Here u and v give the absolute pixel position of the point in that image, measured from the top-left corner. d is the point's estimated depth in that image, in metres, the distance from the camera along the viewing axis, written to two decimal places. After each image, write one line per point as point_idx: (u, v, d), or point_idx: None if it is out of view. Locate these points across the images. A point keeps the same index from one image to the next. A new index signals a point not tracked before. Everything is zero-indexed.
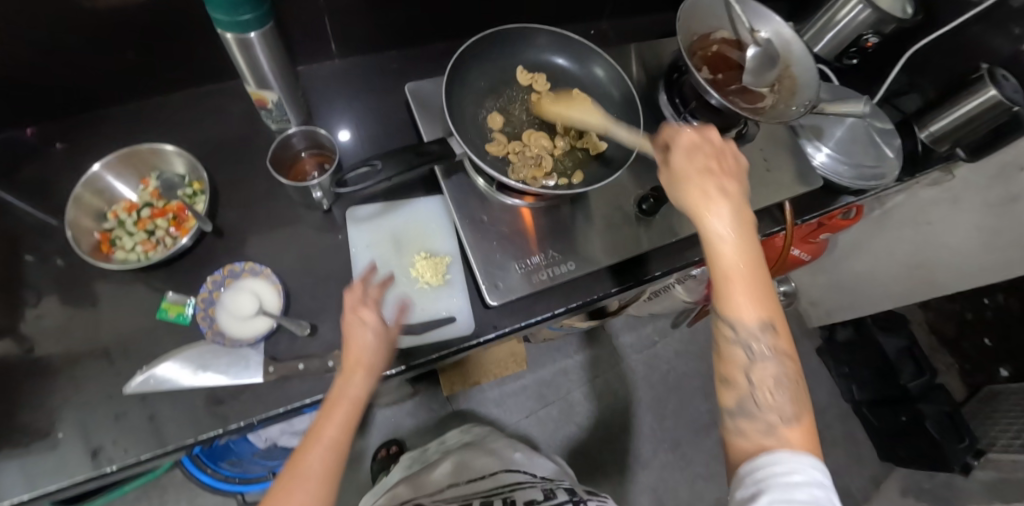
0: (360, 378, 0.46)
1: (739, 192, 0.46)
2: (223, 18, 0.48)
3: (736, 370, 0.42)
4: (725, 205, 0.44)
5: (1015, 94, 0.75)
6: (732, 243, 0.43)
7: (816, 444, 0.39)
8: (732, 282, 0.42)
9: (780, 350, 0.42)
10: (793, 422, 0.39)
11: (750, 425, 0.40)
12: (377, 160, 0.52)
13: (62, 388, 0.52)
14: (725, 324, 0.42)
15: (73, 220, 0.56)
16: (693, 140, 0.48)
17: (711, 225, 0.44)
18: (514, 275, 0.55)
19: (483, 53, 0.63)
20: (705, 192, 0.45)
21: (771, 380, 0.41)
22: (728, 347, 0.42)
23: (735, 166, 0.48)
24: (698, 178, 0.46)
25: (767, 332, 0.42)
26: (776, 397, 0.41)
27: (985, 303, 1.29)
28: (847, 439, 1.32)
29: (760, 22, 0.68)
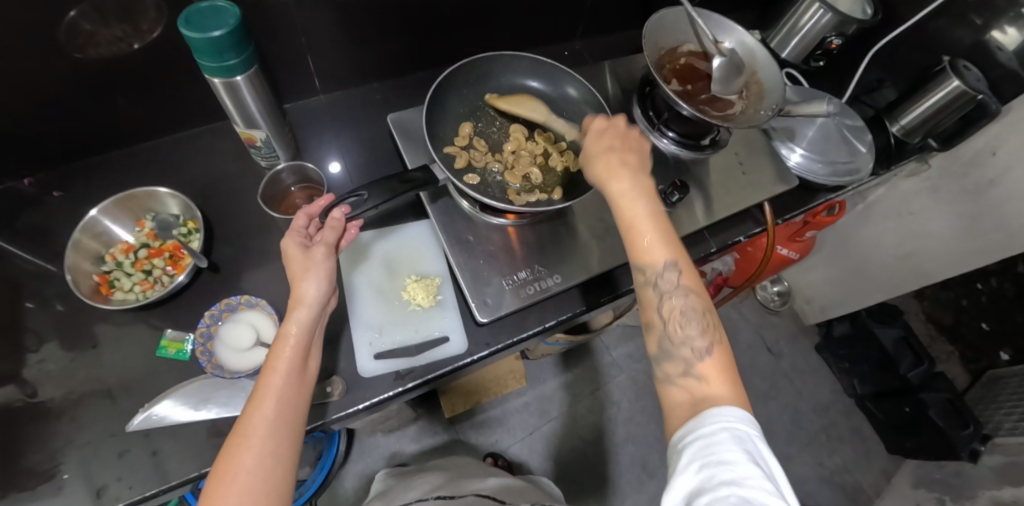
0: (292, 320, 0.46)
1: (637, 161, 0.52)
2: (211, 64, 0.50)
3: (652, 313, 0.46)
4: (625, 171, 0.50)
5: (977, 83, 0.78)
6: (630, 199, 0.49)
7: (734, 376, 0.42)
8: (638, 232, 0.47)
9: (687, 285, 0.46)
10: (705, 353, 0.43)
11: (672, 365, 0.43)
12: (362, 190, 0.53)
13: (66, 429, 0.53)
14: (637, 271, 0.47)
15: (72, 265, 0.58)
16: (598, 124, 0.55)
17: (613, 189, 0.50)
18: (501, 292, 0.57)
19: (462, 81, 0.65)
20: (607, 162, 0.51)
21: (684, 316, 0.45)
22: (641, 293, 0.47)
23: (638, 145, 0.54)
24: (600, 151, 0.52)
25: (673, 270, 0.46)
26: (687, 330, 0.44)
27: (979, 288, 1.30)
28: (854, 435, 1.32)
29: (723, 34, 0.71)
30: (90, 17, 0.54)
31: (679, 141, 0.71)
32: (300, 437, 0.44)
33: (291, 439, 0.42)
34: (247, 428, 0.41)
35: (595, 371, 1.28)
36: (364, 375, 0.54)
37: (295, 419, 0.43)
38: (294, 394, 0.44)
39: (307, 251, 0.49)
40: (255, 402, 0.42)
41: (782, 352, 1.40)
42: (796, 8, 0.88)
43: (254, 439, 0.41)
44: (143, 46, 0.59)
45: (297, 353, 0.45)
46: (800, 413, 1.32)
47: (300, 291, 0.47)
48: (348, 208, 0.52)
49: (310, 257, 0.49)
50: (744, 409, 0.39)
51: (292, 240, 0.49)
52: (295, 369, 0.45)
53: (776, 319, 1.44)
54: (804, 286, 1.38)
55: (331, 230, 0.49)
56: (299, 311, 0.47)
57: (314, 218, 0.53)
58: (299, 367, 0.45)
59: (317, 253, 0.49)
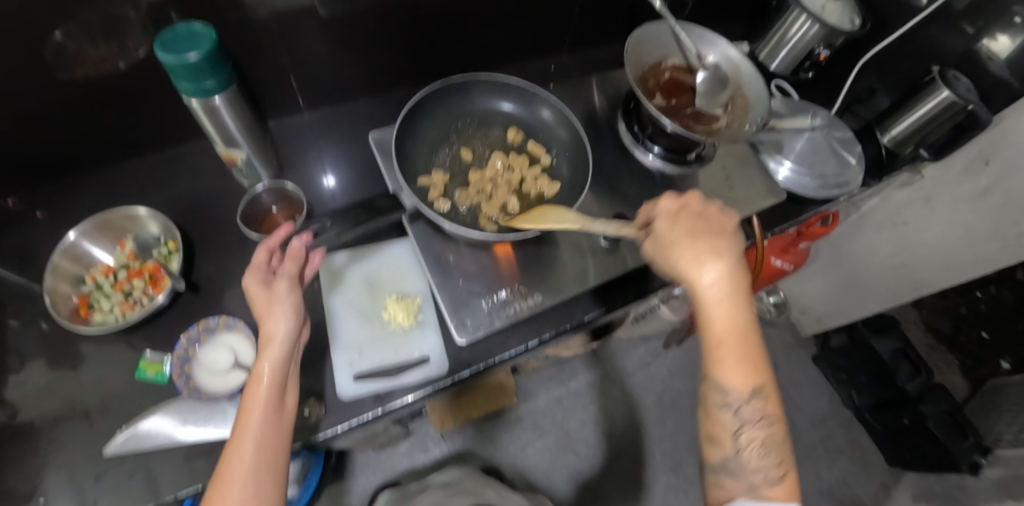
0: (264, 359, 0.46)
1: (727, 253, 0.46)
2: (188, 87, 0.50)
3: (723, 432, 0.44)
4: (720, 266, 0.45)
5: (967, 93, 0.78)
6: (725, 307, 0.44)
7: (799, 498, 0.42)
8: (723, 349, 0.43)
9: (767, 413, 0.43)
10: (777, 482, 0.42)
11: (734, 482, 0.43)
12: (326, 220, 0.57)
13: (43, 452, 0.53)
14: (714, 388, 0.44)
15: (50, 288, 0.57)
16: (673, 208, 0.50)
17: (704, 290, 0.45)
18: (481, 312, 0.56)
19: (432, 107, 0.65)
20: (695, 256, 0.46)
21: (760, 444, 0.43)
22: (715, 410, 0.44)
23: (721, 228, 0.49)
24: (684, 244, 0.47)
25: (755, 397, 0.43)
26: (763, 460, 0.43)
27: (978, 296, 1.28)
28: (853, 447, 1.30)
29: (707, 47, 0.71)
30: (76, 37, 0.54)
31: (665, 156, 0.71)
32: (283, 475, 0.43)
33: (275, 478, 0.42)
34: (229, 472, 0.41)
35: (590, 384, 1.27)
36: (342, 397, 0.53)
37: (276, 458, 0.43)
38: (273, 433, 0.43)
39: (269, 287, 0.49)
40: (234, 444, 0.42)
41: (779, 363, 1.39)
42: (783, 20, 0.88)
43: (236, 483, 0.40)
44: (128, 64, 0.59)
45: (273, 390, 0.45)
46: (798, 425, 1.31)
47: (266, 327, 0.47)
48: (307, 237, 0.52)
49: (273, 292, 0.48)
50: None
51: (252, 278, 0.49)
52: (272, 408, 0.44)
53: (772, 331, 1.43)
54: (800, 296, 1.37)
55: (291, 262, 0.49)
56: (269, 349, 0.46)
57: (275, 251, 0.52)
58: (276, 405, 0.45)
59: (279, 287, 0.48)
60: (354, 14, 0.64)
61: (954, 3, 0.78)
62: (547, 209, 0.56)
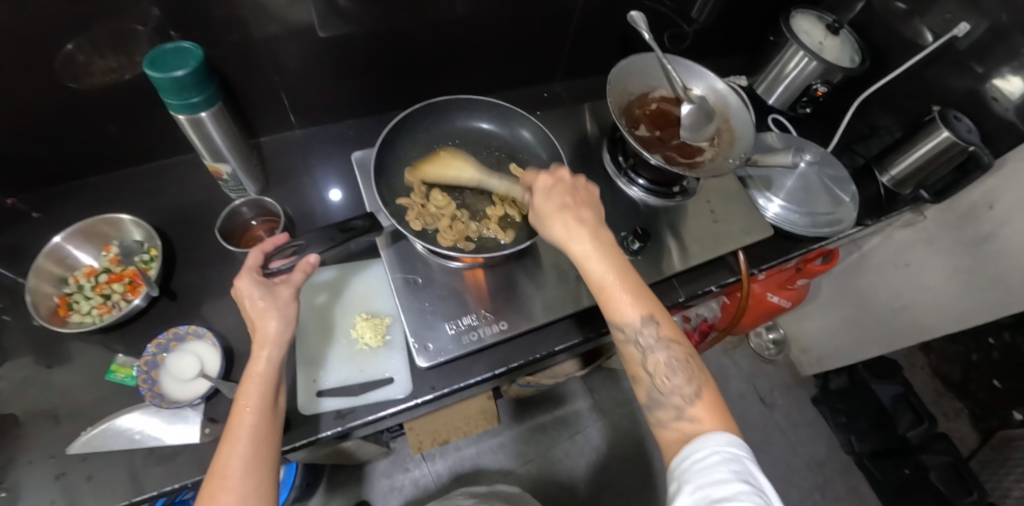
0: (259, 358, 0.46)
1: (592, 218, 0.50)
2: (174, 102, 0.52)
3: (637, 367, 0.46)
4: (585, 230, 0.49)
5: (969, 134, 0.76)
6: (598, 260, 0.47)
7: (723, 411, 0.43)
8: (611, 293, 0.47)
9: (666, 337, 0.45)
10: (695, 398, 0.43)
11: (663, 412, 0.44)
12: (300, 238, 0.53)
13: (8, 449, 0.53)
14: (616, 331, 0.46)
15: (32, 287, 0.59)
16: (546, 178, 0.53)
17: (577, 250, 0.48)
18: (446, 336, 0.56)
19: (416, 127, 0.67)
20: (564, 222, 0.49)
21: (668, 367, 0.45)
22: (625, 350, 0.46)
23: (586, 197, 0.52)
24: (554, 212, 0.50)
25: (651, 327, 0.45)
26: (673, 380, 0.44)
27: (990, 343, 1.23)
28: (851, 496, 1.22)
29: (694, 79, 0.71)
30: (87, 50, 0.56)
31: (650, 188, 0.71)
32: (275, 473, 0.43)
33: (269, 475, 0.42)
34: (224, 468, 0.41)
35: (577, 413, 1.25)
36: (301, 412, 0.53)
37: (268, 456, 0.43)
38: (266, 431, 0.44)
39: (272, 290, 0.48)
40: (229, 442, 0.42)
41: (776, 402, 1.34)
42: (780, 56, 0.88)
43: (234, 479, 0.40)
44: (132, 76, 0.61)
45: (266, 390, 0.45)
46: (794, 469, 1.25)
47: (261, 327, 0.46)
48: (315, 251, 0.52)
49: (276, 295, 0.48)
50: (729, 432, 0.40)
51: (248, 280, 0.48)
52: (265, 406, 0.44)
53: (771, 368, 1.39)
54: (800, 334, 1.34)
55: (302, 271, 0.50)
56: (268, 350, 0.46)
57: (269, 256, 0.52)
58: (267, 404, 0.45)
59: (284, 293, 0.48)
60: (352, 37, 0.67)
61: (956, 43, 0.78)
62: (451, 159, 0.62)
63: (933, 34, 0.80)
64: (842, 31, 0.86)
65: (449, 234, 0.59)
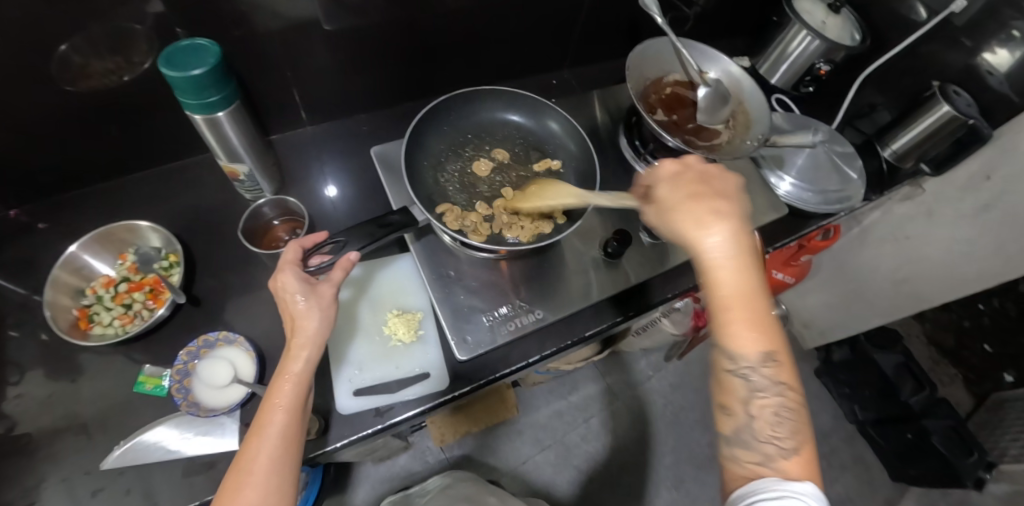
0: (298, 358, 0.45)
1: (733, 211, 0.42)
2: (192, 102, 0.51)
3: (733, 400, 0.41)
4: (724, 228, 0.41)
5: (968, 108, 0.78)
6: (733, 270, 0.40)
7: (816, 472, 0.38)
8: (735, 314, 0.40)
9: (780, 380, 0.40)
10: (793, 453, 0.38)
11: (747, 454, 0.39)
12: (342, 235, 0.53)
13: (39, 466, 0.52)
14: (725, 356, 0.41)
15: (50, 301, 0.57)
16: (672, 168, 0.45)
17: (711, 253, 0.40)
18: (482, 328, 0.57)
19: (438, 119, 0.66)
20: (698, 219, 0.41)
21: (772, 413, 0.40)
22: (727, 377, 0.41)
23: (725, 186, 0.44)
24: (688, 206, 0.42)
25: (766, 363, 0.40)
26: (775, 429, 0.39)
27: (981, 309, 1.27)
28: (857, 463, 1.29)
29: (708, 63, 0.72)
30: (82, 51, 0.54)
31: None
32: (297, 474, 0.43)
33: (291, 477, 0.42)
34: (250, 464, 0.40)
35: (590, 398, 1.27)
36: (341, 412, 0.53)
37: (295, 456, 0.42)
38: (294, 430, 0.43)
39: (314, 288, 0.48)
40: (255, 439, 0.42)
41: None
42: (783, 35, 0.89)
43: (257, 477, 0.40)
44: (132, 77, 0.59)
45: (298, 390, 0.44)
46: None
47: (301, 326, 0.46)
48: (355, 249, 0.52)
49: (319, 295, 0.48)
50: (814, 487, 0.37)
51: (291, 275, 0.47)
52: (297, 407, 0.44)
53: None
54: (801, 309, 1.38)
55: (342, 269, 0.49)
56: (306, 350, 0.45)
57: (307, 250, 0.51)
58: (299, 404, 0.44)
59: (325, 291, 0.48)
60: (359, 30, 0.65)
61: (953, 19, 0.79)
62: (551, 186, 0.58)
63: (929, 10, 0.81)
64: (842, 10, 0.87)
65: (480, 232, 0.60)
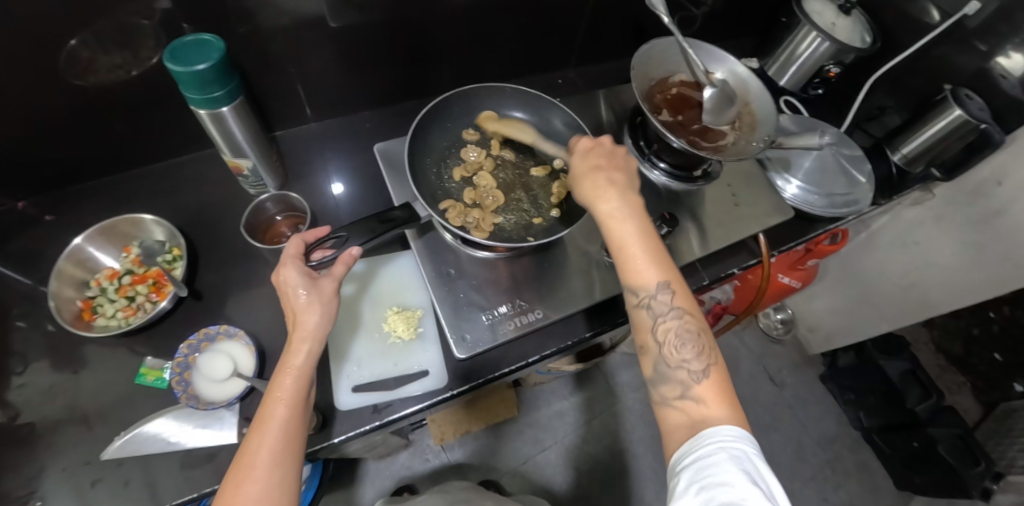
0: (300, 351, 0.45)
1: (625, 180, 0.50)
2: (196, 96, 0.51)
3: (646, 335, 0.45)
4: (614, 190, 0.49)
5: (980, 112, 0.76)
6: (622, 218, 0.47)
7: (732, 399, 0.41)
8: (631, 254, 0.46)
9: (682, 308, 0.44)
10: (701, 376, 0.41)
11: (668, 388, 0.42)
12: (343, 231, 0.52)
13: (40, 456, 0.52)
14: (630, 294, 0.46)
15: (55, 292, 0.58)
16: (586, 145, 0.54)
17: (604, 208, 0.48)
18: (481, 326, 0.57)
19: (442, 116, 0.66)
20: (594, 182, 0.50)
21: (679, 339, 0.43)
22: (636, 315, 0.45)
23: (623, 162, 0.53)
24: (589, 172, 0.51)
25: (666, 293, 0.44)
26: (681, 353, 0.43)
27: (991, 317, 1.26)
28: (861, 470, 1.28)
29: (715, 63, 0.72)
30: (91, 46, 0.54)
31: (670, 172, 0.71)
32: (300, 468, 0.43)
33: (295, 471, 0.42)
34: (253, 458, 0.40)
35: (591, 400, 1.27)
36: (339, 408, 0.54)
37: (297, 449, 0.43)
38: (296, 424, 0.43)
39: (316, 284, 0.48)
40: (258, 432, 0.42)
41: (785, 381, 1.37)
42: (792, 36, 0.88)
43: (261, 472, 0.40)
44: (140, 72, 0.59)
45: (300, 383, 0.44)
46: (803, 445, 1.29)
47: (302, 320, 0.46)
48: (355, 244, 0.51)
49: (321, 290, 0.48)
50: (739, 426, 0.38)
51: (294, 270, 0.47)
52: (299, 400, 0.44)
53: (779, 348, 1.42)
54: (807, 313, 1.36)
55: (343, 265, 0.49)
56: (308, 344, 0.46)
57: (308, 245, 0.51)
58: (301, 398, 0.44)
59: (326, 287, 0.48)
60: (363, 27, 0.65)
61: (966, 21, 0.77)
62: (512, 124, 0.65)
63: (941, 12, 0.80)
64: (853, 11, 0.86)
65: (483, 228, 0.60)
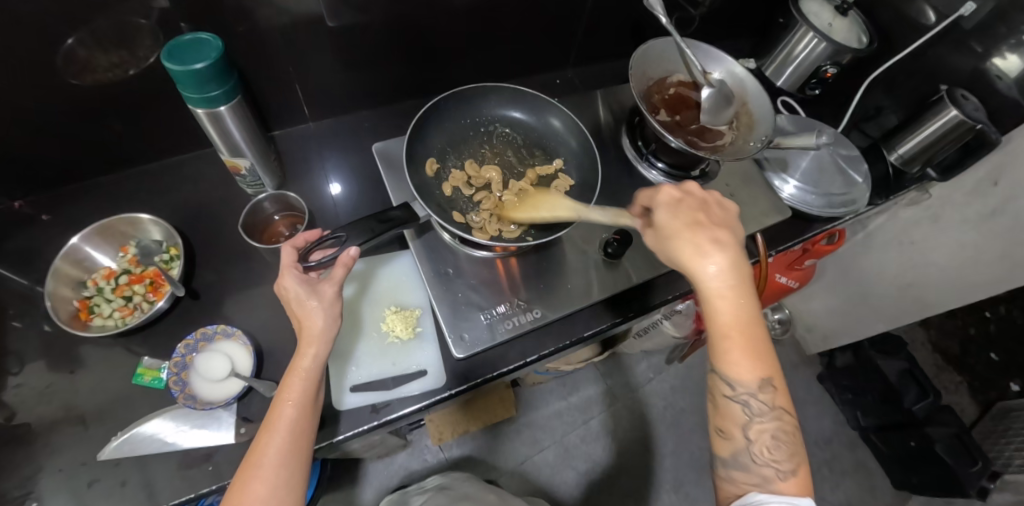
0: (306, 354, 0.45)
1: (732, 243, 0.45)
2: (193, 96, 0.51)
3: (732, 424, 0.43)
4: (722, 258, 0.44)
5: (975, 113, 0.77)
6: (729, 298, 0.43)
7: (810, 489, 0.42)
8: (733, 341, 0.43)
9: (777, 405, 0.43)
10: (789, 475, 0.41)
11: (744, 475, 0.42)
12: (342, 231, 0.52)
13: (37, 456, 0.52)
14: (723, 381, 0.43)
15: (51, 291, 0.58)
16: (672, 195, 0.49)
17: (710, 280, 0.44)
18: (480, 325, 0.57)
19: (441, 116, 0.66)
20: (698, 247, 0.45)
21: (771, 438, 0.43)
22: (725, 402, 0.43)
23: (725, 218, 0.48)
24: (689, 234, 0.46)
25: (765, 391, 0.43)
26: (773, 452, 0.42)
27: (987, 316, 1.28)
28: (858, 469, 1.28)
29: (712, 63, 0.72)
30: (88, 45, 0.54)
31: (668, 172, 0.71)
32: (306, 468, 0.43)
33: (300, 469, 0.42)
34: (259, 458, 0.41)
35: (590, 400, 1.27)
36: (337, 408, 0.53)
37: (304, 450, 0.43)
38: (304, 426, 0.43)
39: (316, 289, 0.47)
40: (266, 432, 0.42)
41: (782, 381, 1.38)
42: (789, 37, 0.88)
43: (266, 471, 0.40)
44: (138, 72, 0.59)
45: (309, 386, 0.44)
46: None
47: (308, 325, 0.46)
48: (355, 248, 0.51)
49: (322, 295, 0.47)
50: (810, 505, 0.40)
51: (292, 279, 0.47)
52: (307, 401, 0.44)
53: (776, 348, 1.42)
54: (805, 313, 1.37)
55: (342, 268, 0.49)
56: (314, 347, 0.45)
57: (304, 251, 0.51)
58: (309, 400, 0.44)
59: (327, 291, 0.48)
60: (361, 27, 0.65)
61: (962, 22, 0.78)
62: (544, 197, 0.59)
63: (937, 13, 0.80)
64: (850, 12, 0.86)
65: (484, 231, 0.60)
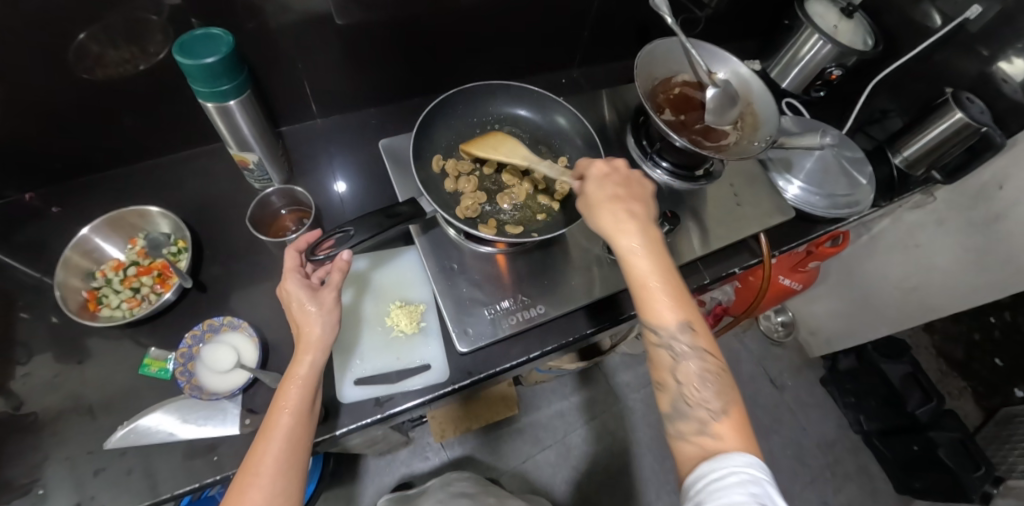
0: (303, 362, 0.46)
1: (643, 211, 0.50)
2: (204, 90, 0.51)
3: (665, 372, 0.45)
4: (634, 224, 0.48)
5: (981, 115, 0.76)
6: (644, 256, 0.47)
7: (747, 433, 0.42)
8: (650, 291, 0.46)
9: (700, 346, 0.45)
10: (721, 414, 0.42)
11: (686, 425, 0.43)
12: (350, 226, 0.53)
13: (45, 444, 0.53)
14: (649, 331, 0.46)
15: (61, 281, 0.58)
16: (602, 170, 0.53)
17: (625, 244, 0.48)
18: (484, 321, 0.58)
19: (447, 113, 0.67)
20: (614, 214, 0.49)
21: (699, 378, 0.44)
22: (655, 351, 0.46)
23: (641, 191, 0.52)
24: (608, 204, 0.50)
25: (686, 333, 0.45)
26: (702, 392, 0.44)
27: (992, 322, 1.25)
28: (860, 473, 1.27)
29: (717, 64, 0.72)
30: (99, 40, 0.55)
31: (673, 171, 0.71)
32: (304, 473, 0.44)
33: (297, 478, 0.43)
34: (257, 466, 0.41)
35: (592, 400, 1.27)
36: (341, 400, 0.54)
37: (301, 457, 0.44)
38: (301, 433, 0.44)
39: (317, 294, 0.48)
40: (263, 441, 0.43)
41: (785, 384, 1.37)
42: (794, 39, 0.88)
43: (264, 479, 0.41)
44: (148, 67, 0.60)
45: (305, 393, 0.45)
46: (803, 448, 1.29)
47: (306, 332, 0.47)
48: (351, 252, 0.51)
49: (322, 300, 0.48)
50: (751, 455, 0.40)
51: (295, 283, 0.48)
52: (303, 409, 0.44)
53: (779, 351, 1.42)
54: (808, 316, 1.36)
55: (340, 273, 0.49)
56: (311, 354, 0.46)
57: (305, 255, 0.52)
58: (306, 407, 0.45)
59: (327, 298, 0.48)
60: (369, 25, 0.66)
61: (968, 25, 0.78)
62: (503, 140, 0.64)
63: (943, 16, 0.80)
64: (855, 15, 0.86)
65: (489, 224, 0.61)
